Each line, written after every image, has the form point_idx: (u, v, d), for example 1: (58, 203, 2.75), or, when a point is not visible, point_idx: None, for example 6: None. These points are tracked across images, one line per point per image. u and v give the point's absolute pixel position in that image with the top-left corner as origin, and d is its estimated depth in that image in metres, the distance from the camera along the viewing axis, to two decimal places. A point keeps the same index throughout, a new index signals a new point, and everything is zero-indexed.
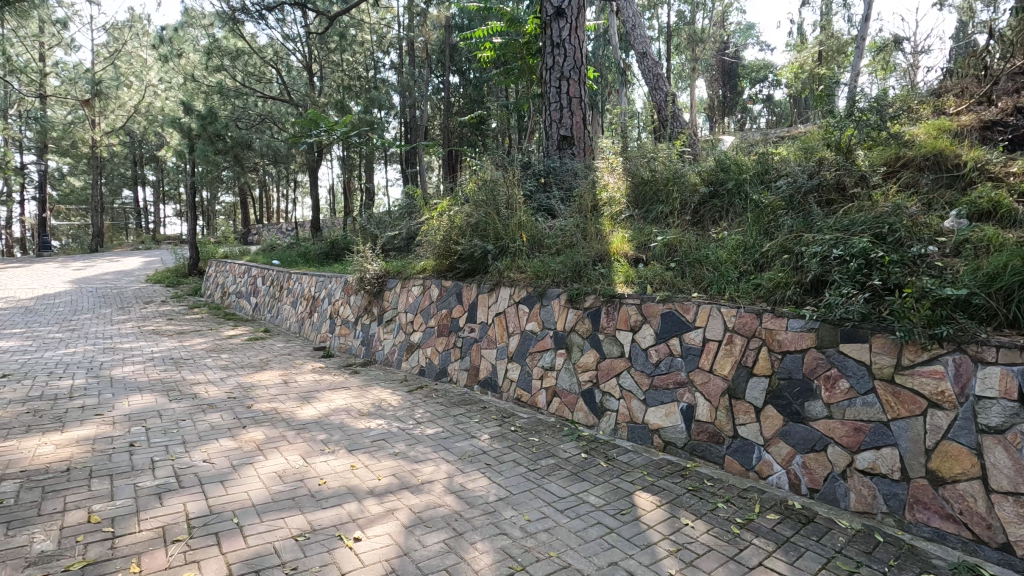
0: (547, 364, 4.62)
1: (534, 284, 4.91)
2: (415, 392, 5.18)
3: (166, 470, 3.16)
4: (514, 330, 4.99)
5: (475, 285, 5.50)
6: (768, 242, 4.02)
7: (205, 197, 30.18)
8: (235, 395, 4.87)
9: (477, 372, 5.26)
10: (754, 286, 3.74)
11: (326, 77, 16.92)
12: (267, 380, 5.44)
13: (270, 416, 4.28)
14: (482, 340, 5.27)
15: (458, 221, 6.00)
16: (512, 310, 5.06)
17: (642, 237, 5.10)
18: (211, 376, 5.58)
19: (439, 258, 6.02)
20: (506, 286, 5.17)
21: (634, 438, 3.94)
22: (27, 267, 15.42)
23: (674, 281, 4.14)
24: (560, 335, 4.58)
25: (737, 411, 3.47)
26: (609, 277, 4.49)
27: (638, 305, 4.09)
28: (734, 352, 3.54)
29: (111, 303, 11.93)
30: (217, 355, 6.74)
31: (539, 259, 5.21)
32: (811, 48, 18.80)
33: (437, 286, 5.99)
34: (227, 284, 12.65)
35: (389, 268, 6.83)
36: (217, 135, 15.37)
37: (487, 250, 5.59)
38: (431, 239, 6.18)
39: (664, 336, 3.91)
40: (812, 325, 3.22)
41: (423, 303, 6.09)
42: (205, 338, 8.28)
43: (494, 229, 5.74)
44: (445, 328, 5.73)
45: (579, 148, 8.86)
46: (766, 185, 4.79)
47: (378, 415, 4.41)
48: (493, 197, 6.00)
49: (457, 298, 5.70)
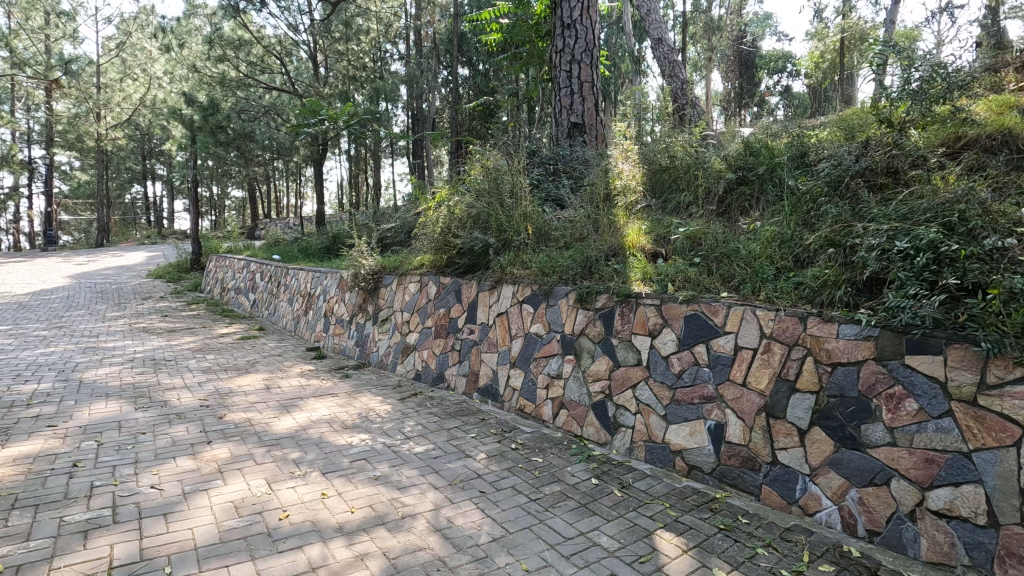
0: (554, 371, 4.11)
1: (539, 281, 4.40)
2: (408, 400, 4.69)
3: (103, 500, 2.71)
4: (517, 333, 4.48)
5: (475, 282, 5.00)
6: (811, 234, 3.46)
7: (214, 192, 30.02)
8: (210, 403, 4.42)
9: (476, 379, 4.76)
10: (794, 285, 3.19)
11: (331, 67, 16.46)
12: (248, 385, 4.99)
13: (242, 428, 3.82)
14: (482, 343, 4.77)
15: (459, 212, 5.51)
16: (515, 309, 4.56)
17: (661, 230, 4.56)
18: (190, 380, 5.14)
19: (437, 253, 5.54)
20: (509, 283, 4.67)
21: (653, 459, 3.43)
22: (29, 261, 15.20)
23: (700, 279, 3.60)
24: (567, 339, 4.08)
25: (776, 433, 2.93)
26: (623, 274, 3.96)
27: (658, 307, 3.58)
28: (772, 362, 3.00)
29: (109, 298, 11.61)
30: (202, 357, 6.31)
31: (545, 254, 4.68)
32: (834, 34, 17.96)
33: (435, 282, 5.49)
34: (226, 279, 12.27)
35: (386, 263, 6.35)
36: (218, 127, 15.13)
37: (488, 244, 5.08)
38: (429, 232, 5.69)
39: (687, 342, 3.39)
40: (869, 332, 2.68)
41: (420, 301, 5.60)
42: (195, 337, 7.87)
43: (497, 221, 5.23)
44: (443, 329, 5.24)
45: (591, 135, 8.29)
46: (803, 170, 4.23)
47: (364, 428, 3.93)
48: (496, 186, 5.50)
49: (456, 296, 5.20)
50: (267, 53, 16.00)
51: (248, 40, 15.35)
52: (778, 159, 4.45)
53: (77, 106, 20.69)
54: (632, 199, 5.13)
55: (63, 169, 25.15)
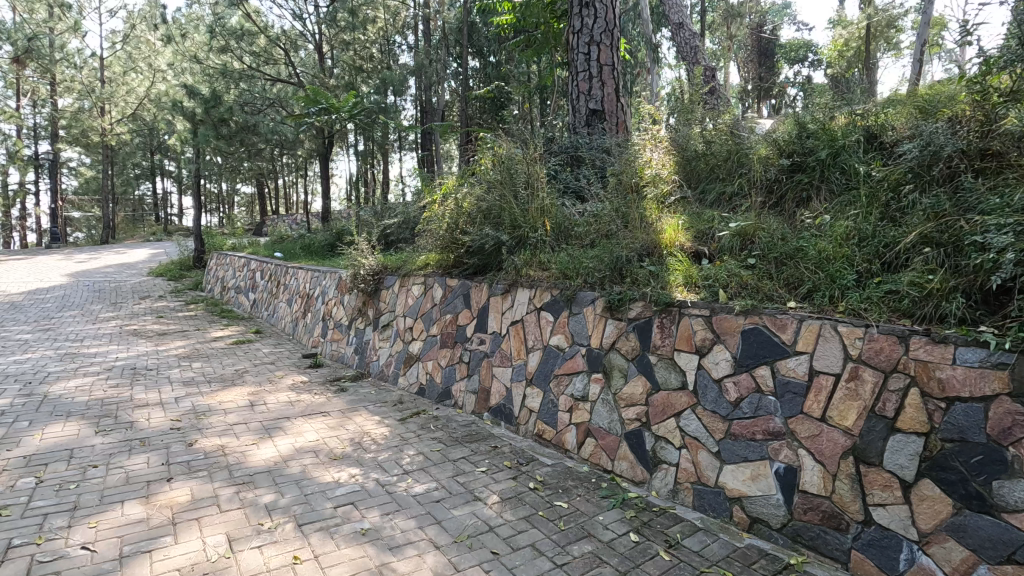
0: (578, 393, 3.50)
1: (560, 286, 3.79)
2: (409, 421, 4.10)
3: (14, 570, 2.14)
4: (534, 345, 3.88)
5: (486, 286, 4.39)
6: (901, 229, 2.80)
7: (222, 189, 29.69)
8: (182, 425, 3.85)
9: (487, 396, 4.15)
10: (886, 294, 2.54)
11: (337, 58, 15.91)
12: (231, 401, 4.42)
13: (212, 460, 3.25)
14: (494, 356, 4.17)
15: (468, 205, 4.93)
16: (532, 317, 3.95)
17: (703, 225, 3.92)
18: (167, 395, 4.58)
19: (443, 252, 4.95)
20: (525, 286, 4.05)
21: (703, 507, 2.81)
22: (29, 260, 14.82)
23: (760, 284, 2.96)
24: (594, 355, 3.48)
25: (869, 484, 2.30)
26: (662, 278, 3.33)
27: (707, 320, 2.95)
28: (861, 393, 2.36)
29: (106, 298, 11.15)
30: (188, 365, 5.77)
31: (567, 253, 4.06)
32: (859, 22, 17.03)
33: (441, 285, 4.89)
34: (227, 278, 11.78)
35: (387, 262, 5.76)
36: (221, 120, 14.69)
37: (500, 241, 4.48)
38: (435, 228, 5.10)
39: (746, 364, 2.75)
40: (1001, 359, 2.02)
41: (424, 306, 5.01)
42: (186, 341, 7.33)
43: (511, 215, 4.63)
44: (449, 337, 4.64)
45: (611, 124, 7.64)
46: (877, 155, 3.56)
47: (355, 459, 3.35)
48: (510, 174, 4.88)
49: (465, 301, 4.60)
50: (272, 44, 15.45)
51: (252, 31, 14.86)
52: (843, 141, 3.78)
53: (81, 101, 20.30)
54: (666, 189, 4.48)
55: (70, 165, 24.86)
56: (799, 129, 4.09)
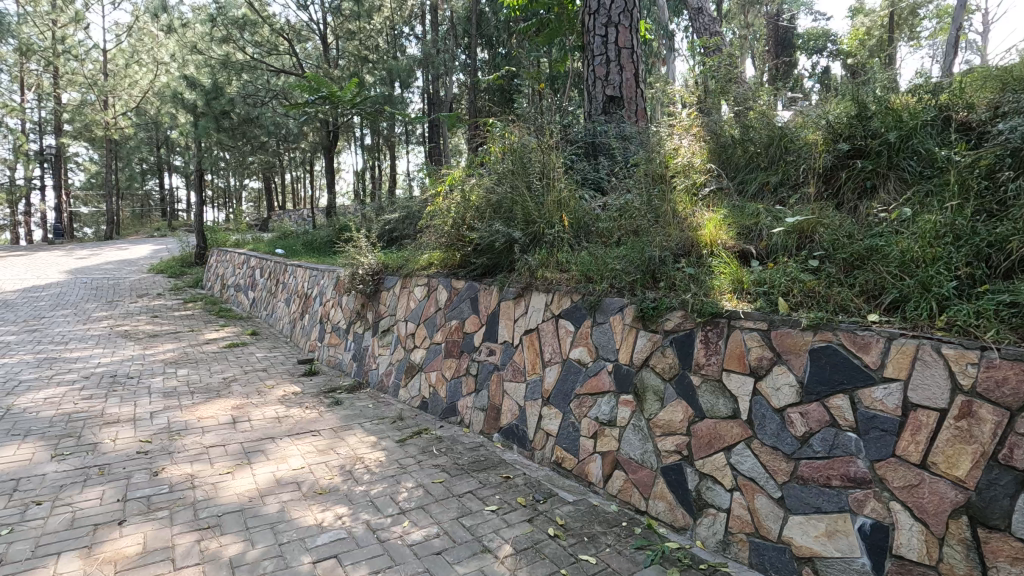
0: (604, 417, 3.00)
1: (581, 290, 3.28)
2: (409, 442, 3.61)
3: None
4: (551, 358, 3.38)
5: (496, 289, 3.89)
6: (1010, 224, 2.25)
7: (228, 184, 29.37)
8: (151, 447, 3.38)
9: (497, 415, 3.66)
10: (1002, 305, 2.00)
11: (342, 48, 15.45)
12: (211, 417, 3.95)
13: (177, 495, 2.78)
14: (505, 369, 3.67)
15: (476, 199, 4.44)
16: (549, 326, 3.45)
17: (746, 219, 3.38)
18: (142, 409, 4.12)
19: (448, 250, 4.46)
20: (540, 291, 3.55)
21: (764, 565, 2.31)
22: (29, 256, 14.49)
23: (829, 291, 2.43)
24: (623, 373, 2.97)
25: (991, 554, 1.78)
26: (704, 282, 2.81)
27: (765, 335, 2.43)
28: (977, 435, 1.83)
29: (102, 296, 10.78)
30: (173, 372, 5.32)
31: (588, 252, 3.56)
32: (882, 10, 16.32)
33: (446, 287, 4.40)
34: (227, 275, 11.36)
35: (388, 261, 5.29)
36: (223, 113, 14.08)
37: (512, 239, 3.98)
38: (439, 223, 4.61)
39: (817, 391, 2.23)
40: None
41: (427, 310, 4.52)
42: (178, 344, 6.89)
43: (523, 210, 4.14)
44: (455, 346, 4.15)
45: (630, 111, 7.08)
46: (959, 138, 3.01)
47: (345, 493, 2.87)
48: (523, 163, 4.38)
49: (472, 306, 4.10)
50: (276, 34, 14.99)
51: (254, 20, 14.43)
52: (914, 121, 3.23)
53: (85, 95, 19.98)
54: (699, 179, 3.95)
55: (75, 160, 24.60)
56: (857, 109, 3.53)
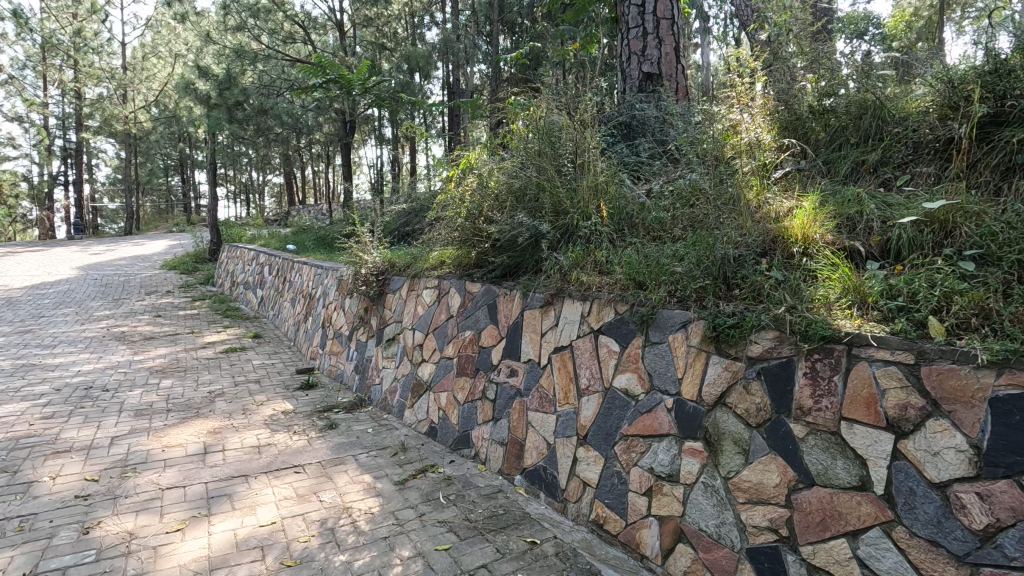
0: (662, 470, 2.26)
1: (628, 298, 2.54)
2: (411, 485, 2.94)
3: None
4: (588, 385, 2.65)
5: (518, 295, 3.18)
6: None
7: (249, 179, 29.16)
8: (93, 490, 2.75)
9: (519, 452, 2.95)
10: None
11: (359, 36, 14.82)
12: (178, 447, 3.31)
13: (101, 567, 2.14)
14: (530, 396, 2.96)
15: (495, 186, 3.74)
16: (586, 343, 2.71)
17: (847, 206, 2.60)
18: (103, 433, 3.52)
19: (462, 247, 3.76)
20: (574, 298, 2.82)
21: None
22: (44, 252, 14.25)
23: (1011, 310, 1.64)
24: (688, 412, 2.23)
25: None
26: (804, 293, 2.06)
27: (911, 372, 1.67)
28: None
29: (110, 294, 10.37)
30: (156, 384, 4.74)
31: (636, 251, 2.82)
32: None
33: (459, 290, 3.70)
34: (237, 272, 10.86)
35: (396, 258, 4.62)
36: (236, 103, 13.48)
37: (539, 234, 3.26)
38: (452, 215, 3.92)
39: (1008, 464, 1.47)
40: None
41: (437, 318, 3.83)
42: (172, 349, 6.33)
43: (552, 199, 3.42)
44: (469, 362, 3.44)
45: (670, 88, 6.24)
46: None
47: (318, 567, 2.20)
48: (551, 142, 3.66)
49: (489, 314, 3.40)
50: (291, 22, 14.41)
51: (268, 7, 13.86)
52: None
53: (104, 89, 19.76)
54: (770, 160, 3.19)
55: (97, 156, 24.56)
56: (995, 61, 2.68)
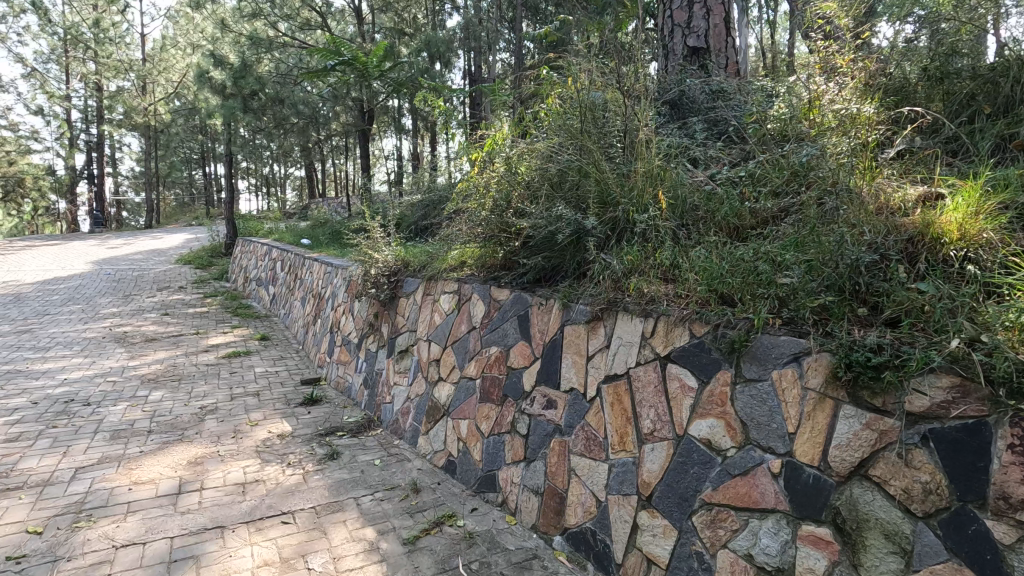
0: (769, 561, 1.64)
1: (710, 318, 1.91)
2: (424, 544, 2.36)
3: None
4: (653, 430, 2.03)
5: (557, 305, 2.57)
6: None
7: (270, 172, 28.98)
8: (32, 549, 2.23)
9: (559, 506, 2.35)
10: None
11: (377, 22, 14.25)
12: (149, 484, 2.79)
13: None
14: (573, 436, 2.34)
15: (526, 172, 3.12)
16: (649, 374, 2.09)
17: (1012, 190, 1.92)
18: (66, 463, 3.01)
19: (486, 245, 3.15)
20: (633, 314, 2.19)
21: None
22: (62, 246, 14.08)
23: None
24: (806, 482, 1.59)
25: None
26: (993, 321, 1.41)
27: None
28: None
29: (120, 289, 10.03)
30: (144, 397, 4.24)
31: (713, 254, 2.19)
32: None
33: (483, 297, 3.09)
34: (250, 267, 10.44)
35: (411, 257, 4.05)
36: (251, 93, 13.04)
37: (584, 230, 2.64)
38: (475, 207, 3.31)
39: None
40: None
41: (457, 329, 3.23)
42: (171, 352, 5.85)
43: (597, 186, 2.78)
44: (495, 387, 2.84)
45: (718, 64, 5.51)
46: None
47: None
48: (594, 118, 3.03)
49: (519, 327, 2.79)
50: (307, 8, 13.89)
51: None
52: None
53: (124, 81, 19.56)
54: (877, 138, 2.51)
55: (119, 149, 24.54)
56: None
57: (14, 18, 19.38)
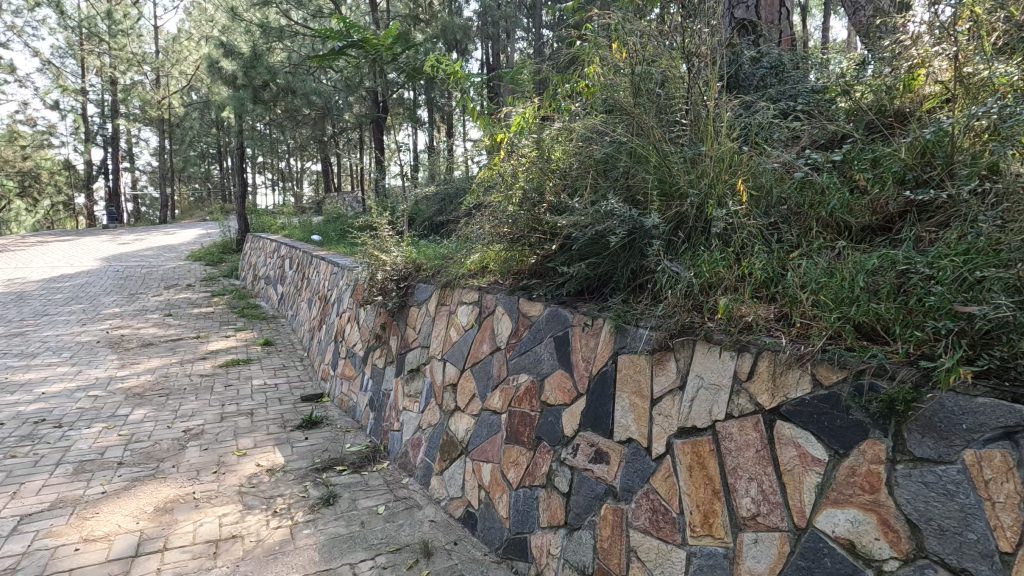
0: None
1: (849, 363, 1.32)
2: None
3: None
4: (757, 513, 1.46)
5: (608, 327, 1.99)
6: None
7: (286, 166, 28.70)
8: None
9: None
10: None
11: (392, 10, 13.69)
12: (101, 542, 2.28)
13: None
14: (633, 504, 1.77)
15: (563, 159, 2.54)
16: (747, 432, 1.51)
17: None
18: (10, 509, 2.52)
19: (513, 248, 2.58)
20: (720, 347, 1.61)
21: None
22: (74, 241, 13.82)
23: None
24: None
25: None
26: None
27: None
28: None
29: (126, 288, 9.66)
30: (123, 417, 3.75)
31: (829, 269, 1.60)
32: None
33: (509, 312, 2.52)
34: (259, 265, 10.02)
35: (424, 260, 3.50)
36: (262, 83, 12.57)
37: (643, 230, 2.05)
38: (499, 200, 2.74)
39: None
40: None
41: (478, 349, 2.67)
42: (165, 360, 5.37)
43: (657, 173, 2.18)
44: (526, 427, 2.28)
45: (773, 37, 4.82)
46: None
47: None
48: (647, 91, 2.44)
49: (557, 352, 2.21)
50: None
51: None
52: None
53: (138, 75, 19.32)
54: None
55: (136, 144, 24.43)
56: None
57: (29, 12, 19.23)
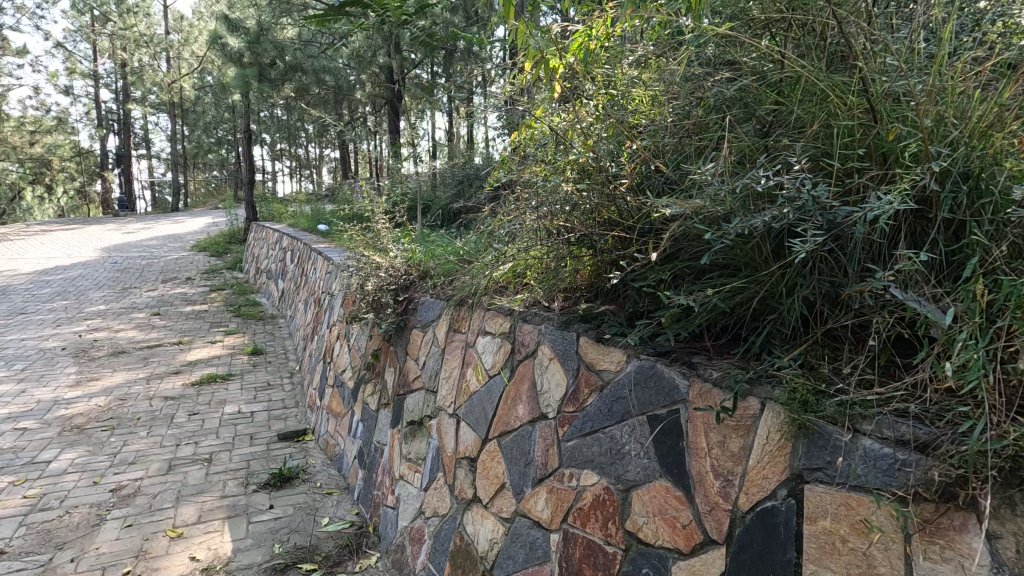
0: None
1: None
2: None
3: None
4: None
5: (779, 423, 0.99)
6: None
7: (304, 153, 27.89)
8: None
9: None
10: None
11: None
12: None
13: None
14: None
15: (651, 106, 1.55)
16: None
17: None
18: None
19: (568, 250, 1.59)
20: None
21: None
22: (78, 231, 13.19)
23: None
24: None
25: None
26: None
27: None
28: None
29: (120, 281, 8.89)
30: (42, 466, 2.88)
31: None
32: None
33: (560, 358, 1.54)
34: (262, 256, 9.14)
35: (433, 263, 2.53)
36: (269, 60, 11.57)
37: (841, 228, 1.05)
38: (543, 174, 1.76)
39: None
40: None
41: (509, 411, 1.70)
42: (129, 376, 4.48)
43: (845, 119, 1.17)
44: (597, 571, 1.30)
45: None
46: None
47: None
48: None
49: (656, 446, 1.22)
50: None
51: None
52: None
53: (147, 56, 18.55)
54: None
55: (150, 130, 23.88)
56: None
57: None
